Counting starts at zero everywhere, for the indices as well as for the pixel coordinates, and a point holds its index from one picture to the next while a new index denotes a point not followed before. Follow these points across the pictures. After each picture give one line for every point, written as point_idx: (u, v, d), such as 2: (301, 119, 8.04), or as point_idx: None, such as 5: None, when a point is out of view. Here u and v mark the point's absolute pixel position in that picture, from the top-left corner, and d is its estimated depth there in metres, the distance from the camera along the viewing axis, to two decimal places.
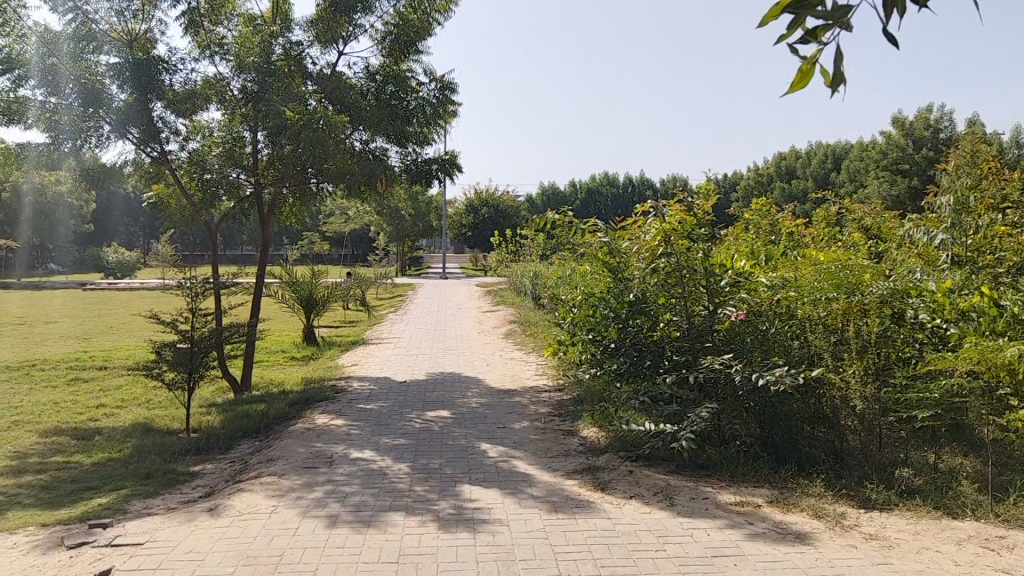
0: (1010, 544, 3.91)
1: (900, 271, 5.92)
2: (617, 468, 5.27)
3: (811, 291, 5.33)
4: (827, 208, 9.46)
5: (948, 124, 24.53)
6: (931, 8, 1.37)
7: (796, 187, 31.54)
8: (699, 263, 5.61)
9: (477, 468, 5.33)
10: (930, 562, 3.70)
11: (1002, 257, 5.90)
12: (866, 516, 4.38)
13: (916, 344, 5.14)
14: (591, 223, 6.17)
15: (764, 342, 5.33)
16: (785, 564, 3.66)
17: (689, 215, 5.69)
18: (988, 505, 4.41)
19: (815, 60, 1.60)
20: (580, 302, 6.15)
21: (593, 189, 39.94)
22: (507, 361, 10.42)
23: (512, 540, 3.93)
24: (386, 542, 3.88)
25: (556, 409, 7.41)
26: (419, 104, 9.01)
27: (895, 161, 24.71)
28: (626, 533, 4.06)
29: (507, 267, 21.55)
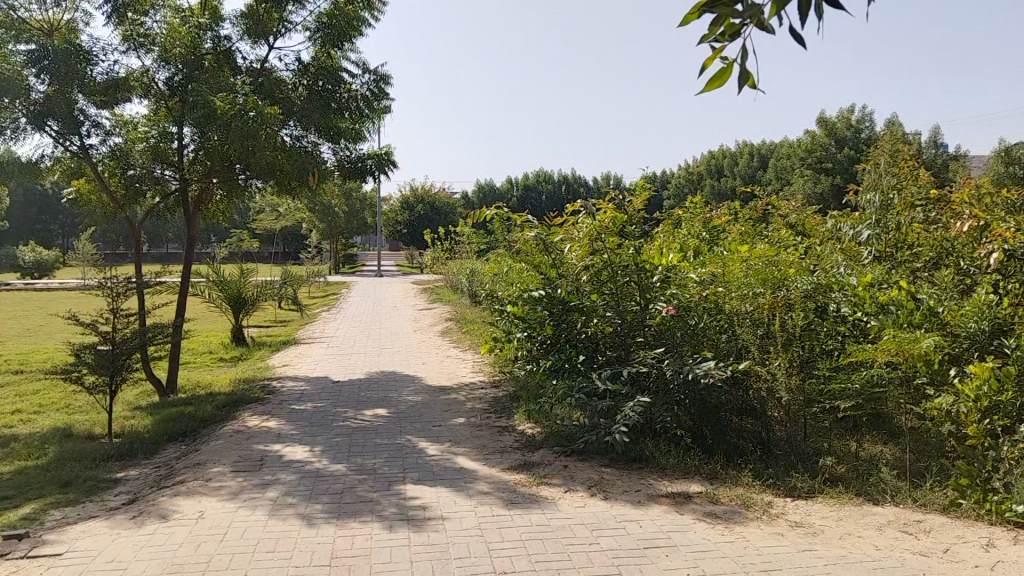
0: (926, 528, 4.07)
1: (826, 266, 6.12)
2: (552, 463, 5.28)
3: (739, 286, 5.37)
4: (753, 207, 9.68)
5: (869, 125, 25.54)
6: (839, 8, 1.39)
7: (724, 185, 32.30)
8: (631, 260, 5.65)
9: (413, 466, 5.26)
10: (853, 548, 3.81)
11: (919, 252, 6.16)
12: (792, 504, 4.50)
13: (839, 337, 5.29)
14: (524, 220, 6.11)
15: (693, 336, 5.33)
16: (715, 553, 3.72)
17: (620, 213, 5.80)
18: (906, 491, 4.60)
19: (736, 60, 1.59)
20: (516, 298, 6.13)
21: (529, 186, 40.01)
22: (443, 359, 10.35)
23: (447, 538, 3.89)
24: (318, 545, 3.80)
25: (492, 405, 7.39)
26: (352, 98, 8.88)
27: (819, 159, 25.58)
28: (562, 527, 4.07)
29: (442, 264, 21.38)
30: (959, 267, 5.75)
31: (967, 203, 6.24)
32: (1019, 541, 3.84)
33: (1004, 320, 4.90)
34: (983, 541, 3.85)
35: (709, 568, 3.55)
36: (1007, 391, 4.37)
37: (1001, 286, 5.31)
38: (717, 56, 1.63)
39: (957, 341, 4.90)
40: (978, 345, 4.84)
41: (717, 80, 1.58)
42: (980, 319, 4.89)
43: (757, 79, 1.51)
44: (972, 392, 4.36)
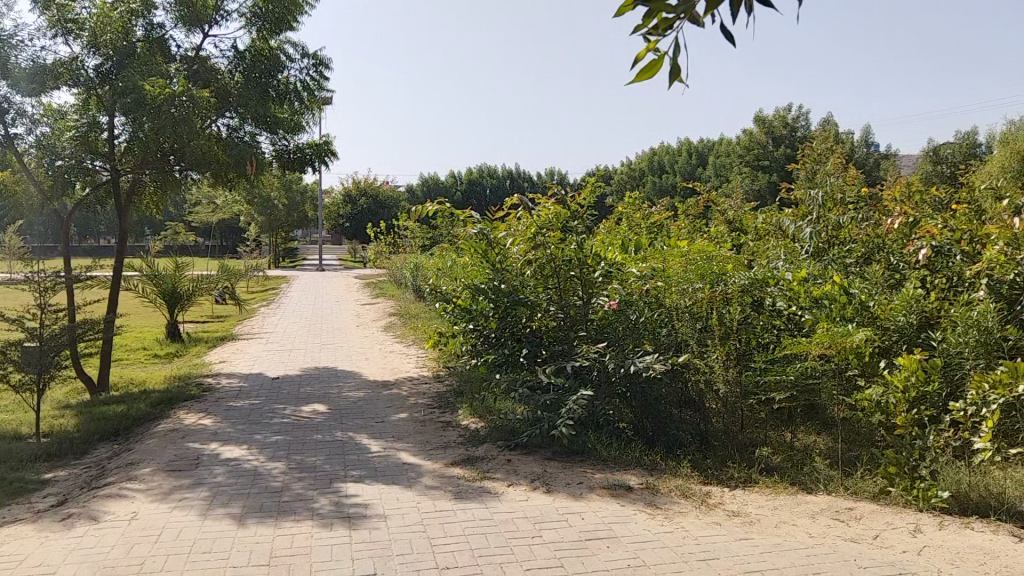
0: (857, 515, 4.20)
1: (762, 262, 6.27)
2: (496, 457, 5.28)
3: (679, 280, 5.49)
4: (693, 202, 9.81)
5: (804, 124, 26.26)
6: (768, 5, 1.43)
7: (665, 182, 32.77)
8: (573, 254, 5.71)
9: (354, 463, 5.20)
10: (787, 536, 3.91)
11: (852, 248, 6.33)
12: (730, 494, 4.59)
13: (775, 330, 5.42)
14: (467, 215, 6.07)
15: (634, 330, 5.48)
16: (655, 544, 3.78)
17: (563, 209, 5.80)
18: (838, 479, 4.74)
19: (666, 53, 1.61)
20: (459, 292, 6.05)
21: (473, 180, 39.90)
22: (385, 354, 10.25)
23: (389, 535, 3.86)
24: (256, 544, 3.72)
25: (435, 401, 7.34)
26: (292, 88, 8.74)
27: (756, 157, 26.19)
28: (504, 521, 4.07)
29: (385, 258, 21.16)
30: (889, 262, 5.95)
31: (897, 202, 6.48)
32: (944, 526, 4.00)
33: (932, 313, 5.13)
34: (910, 527, 3.99)
35: (650, 558, 3.60)
36: (932, 382, 4.61)
37: (929, 282, 5.50)
38: (648, 48, 1.64)
39: (886, 334, 5.11)
40: (907, 338, 5.08)
41: (647, 72, 1.59)
42: (909, 313, 5.10)
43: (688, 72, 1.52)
44: (901, 383, 4.53)
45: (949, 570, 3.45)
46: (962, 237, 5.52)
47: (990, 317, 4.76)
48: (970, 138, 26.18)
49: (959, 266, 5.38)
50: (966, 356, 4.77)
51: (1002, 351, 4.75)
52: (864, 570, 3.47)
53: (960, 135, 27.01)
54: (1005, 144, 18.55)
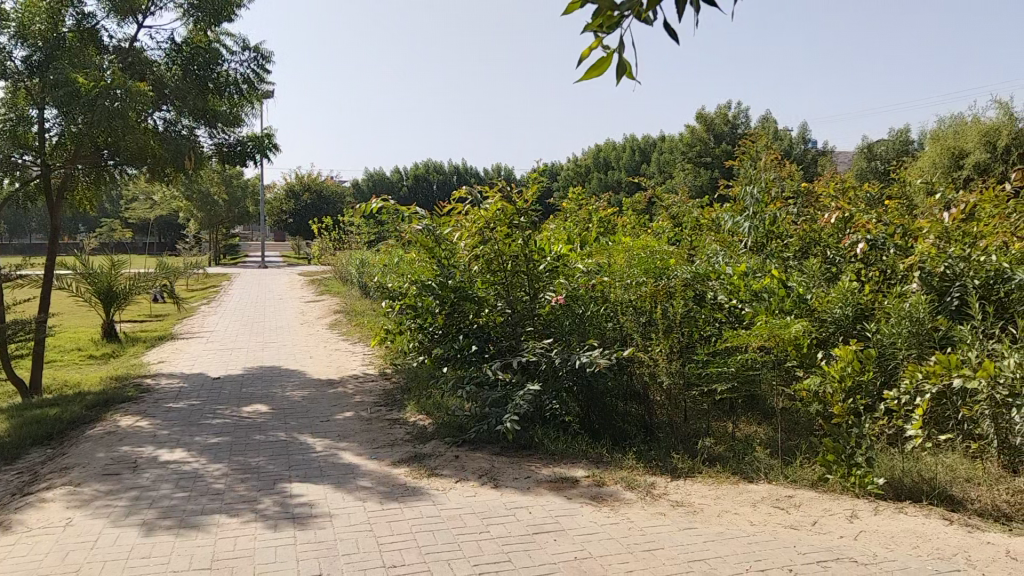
0: (796, 502, 4.32)
1: (704, 257, 6.38)
2: (443, 454, 5.28)
3: (623, 276, 5.61)
4: (639, 198, 9.91)
5: (744, 121, 26.80)
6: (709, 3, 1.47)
7: (611, 177, 33.03)
8: (518, 249, 5.74)
9: (298, 464, 5.13)
10: (730, 525, 4.01)
11: (790, 243, 6.53)
12: (674, 485, 4.68)
13: (715, 323, 5.50)
14: (412, 211, 5.95)
15: (580, 326, 5.59)
16: (601, 536, 3.83)
17: (510, 204, 5.75)
18: (778, 468, 4.87)
19: (615, 51, 1.63)
20: (405, 288, 5.96)
21: (419, 175, 39.65)
22: (330, 353, 10.12)
23: (334, 535, 3.83)
24: (197, 548, 3.65)
25: (382, 398, 7.29)
26: (231, 80, 8.54)
27: (698, 154, 26.62)
28: (452, 518, 4.08)
29: (330, 255, 20.86)
30: (826, 256, 6.13)
31: (833, 197, 6.63)
32: (879, 511, 4.14)
33: (866, 306, 5.31)
34: (847, 513, 4.13)
35: (596, 550, 3.64)
36: (867, 371, 4.77)
37: (864, 275, 5.69)
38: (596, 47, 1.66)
39: (823, 326, 5.28)
40: (842, 328, 5.25)
41: (597, 70, 1.61)
42: (844, 305, 5.28)
43: (635, 70, 1.54)
44: (838, 373, 4.70)
45: (883, 553, 3.58)
46: (896, 231, 5.72)
47: (921, 308, 4.97)
48: (903, 135, 27.03)
49: (891, 259, 5.59)
50: (899, 347, 4.93)
51: (933, 342, 4.96)
52: (803, 556, 3.57)
53: (893, 132, 27.89)
54: (934, 141, 19.23)
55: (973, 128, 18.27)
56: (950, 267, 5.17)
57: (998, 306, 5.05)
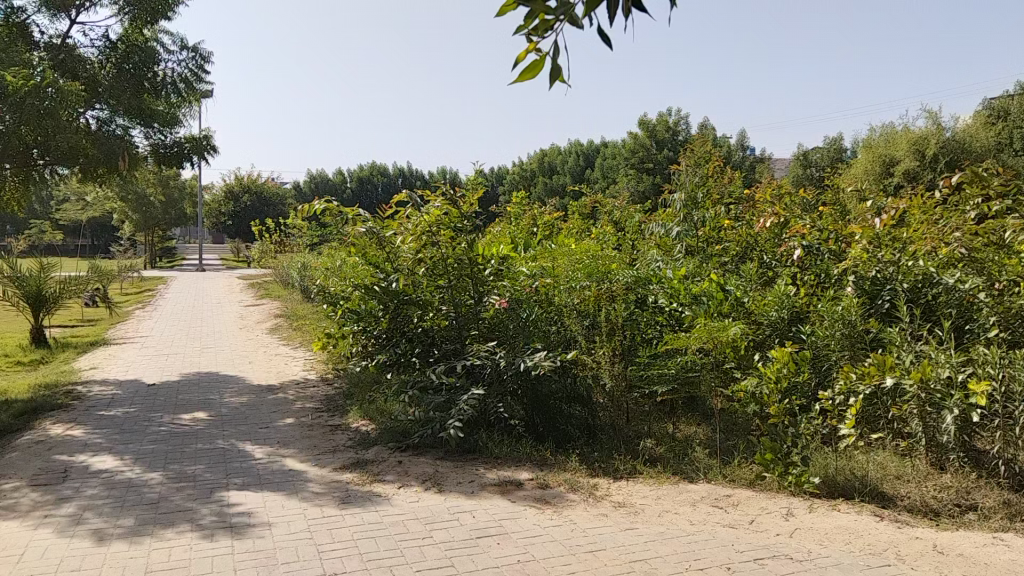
0: (734, 501, 4.42)
1: (644, 261, 6.48)
2: (386, 459, 5.24)
3: (567, 281, 5.80)
4: (582, 203, 9.98)
5: (685, 128, 27.33)
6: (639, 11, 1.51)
7: (555, 182, 33.23)
8: (462, 252, 5.70)
9: (237, 471, 5.03)
10: (670, 524, 4.08)
11: (728, 247, 6.67)
12: (615, 486, 4.74)
13: (657, 326, 5.63)
14: (355, 213, 5.86)
15: (524, 329, 5.57)
16: (544, 538, 3.85)
17: (453, 208, 5.76)
18: (717, 467, 4.97)
19: (549, 55, 1.66)
20: (348, 293, 5.89)
21: (363, 178, 39.25)
22: (270, 358, 9.95)
23: (274, 543, 3.77)
24: (130, 559, 3.56)
25: (324, 404, 7.19)
26: (168, 79, 8.36)
27: (641, 160, 27.01)
28: (394, 524, 4.06)
29: (270, 258, 20.47)
30: (762, 260, 6.30)
31: (769, 202, 6.80)
32: (813, 509, 4.27)
33: (801, 308, 5.49)
34: (783, 511, 4.24)
35: (539, 552, 3.67)
36: (802, 372, 4.95)
37: (799, 278, 5.83)
38: (531, 50, 1.69)
39: (760, 329, 5.47)
40: (778, 331, 5.45)
41: (530, 72, 1.64)
42: (781, 308, 5.44)
43: (567, 71, 1.56)
44: (775, 374, 4.81)
45: (818, 550, 3.69)
46: (829, 236, 5.93)
47: (853, 311, 5.11)
48: (837, 144, 27.91)
49: (826, 264, 5.78)
50: (833, 349, 5.12)
51: (865, 343, 5.11)
52: (741, 554, 3.66)
53: (827, 140, 28.75)
54: (866, 149, 19.91)
55: (903, 137, 18.96)
56: (880, 271, 5.39)
57: (924, 308, 5.27)
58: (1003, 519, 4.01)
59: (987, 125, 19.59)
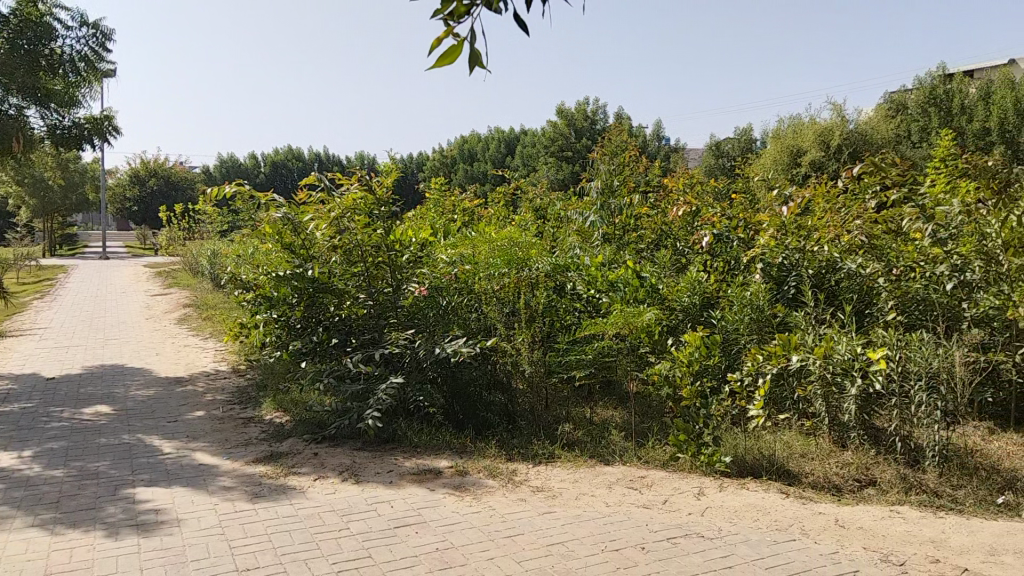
0: (649, 482, 4.52)
1: (564, 248, 6.54)
2: (301, 451, 5.12)
3: (486, 267, 5.74)
4: (502, 190, 9.94)
5: (603, 116, 27.65)
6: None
7: (475, 169, 33.09)
8: (378, 239, 5.58)
9: (144, 467, 4.83)
10: (587, 507, 4.13)
11: (642, 234, 6.81)
12: (534, 470, 4.77)
13: (576, 313, 5.66)
14: (269, 198, 5.64)
15: (444, 317, 5.62)
16: (463, 525, 3.84)
17: (370, 193, 5.64)
18: (632, 450, 5.07)
19: (465, 40, 1.64)
20: (260, 279, 5.70)
21: (278, 163, 38.18)
22: (178, 349, 9.58)
23: (183, 540, 3.63)
24: (26, 562, 3.36)
25: (235, 396, 6.98)
26: (66, 57, 7.89)
27: (560, 148, 27.17)
28: (310, 516, 3.97)
29: (179, 245, 19.70)
30: (675, 248, 6.45)
31: (682, 190, 6.90)
32: (724, 488, 4.40)
33: (712, 294, 5.65)
34: (695, 491, 4.36)
35: (458, 540, 3.65)
36: (712, 356, 5.05)
37: (710, 265, 5.97)
38: (445, 35, 1.66)
39: (672, 314, 5.52)
40: (690, 316, 5.57)
41: (444, 58, 1.61)
42: (693, 293, 5.58)
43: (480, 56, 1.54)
44: (686, 358, 4.91)
45: (728, 527, 3.81)
46: (738, 224, 6.04)
47: (761, 296, 5.32)
48: (748, 135, 28.75)
49: (736, 251, 5.91)
50: (742, 333, 5.28)
51: (771, 326, 5.31)
52: (655, 533, 3.74)
53: (739, 130, 29.53)
54: (775, 139, 20.54)
55: (809, 128, 19.67)
56: (787, 258, 5.55)
57: (828, 293, 5.52)
58: (899, 493, 4.22)
59: (887, 118, 20.50)
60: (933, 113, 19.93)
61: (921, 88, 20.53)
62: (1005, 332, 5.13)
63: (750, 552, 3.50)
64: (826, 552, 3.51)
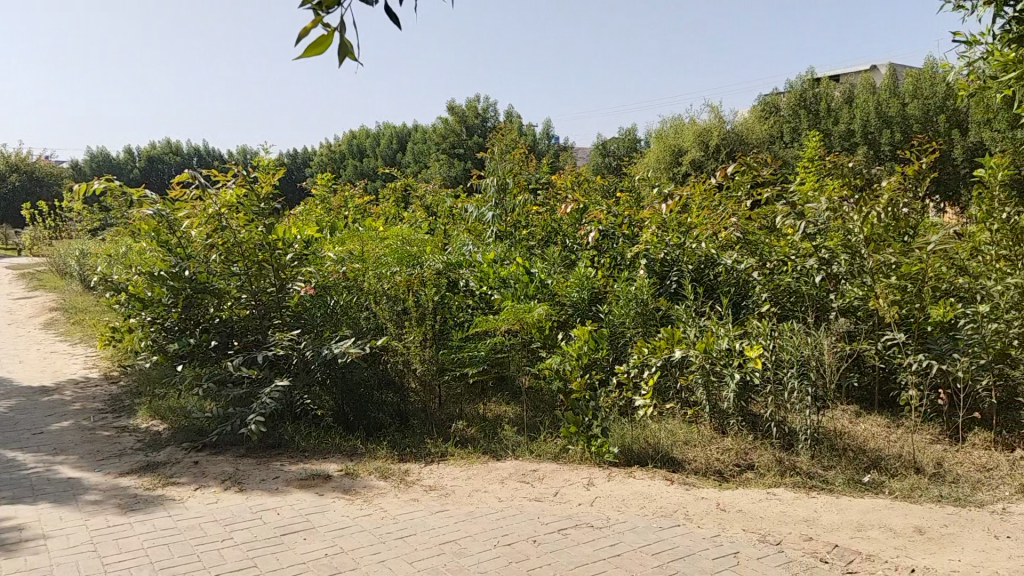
0: (540, 475, 4.55)
1: (456, 245, 6.53)
2: (181, 460, 4.88)
3: (377, 265, 5.69)
4: (393, 186, 9.78)
5: (495, 114, 27.75)
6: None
7: (365, 165, 32.51)
8: (259, 237, 5.34)
9: (4, 483, 4.47)
10: (479, 503, 4.12)
11: (533, 231, 6.85)
12: (426, 469, 4.72)
13: (468, 310, 5.72)
14: (140, 194, 5.30)
15: (332, 316, 5.50)
16: (353, 529, 3.75)
17: (251, 190, 5.38)
18: (524, 444, 5.10)
19: (337, 29, 1.56)
20: (133, 280, 5.34)
21: (154, 157, 36.31)
22: (43, 356, 8.94)
23: (49, 560, 3.38)
24: None
25: (108, 405, 6.57)
26: None
27: (452, 145, 27.08)
28: (190, 528, 3.78)
29: (44, 245, 18.40)
30: (564, 244, 6.54)
31: (571, 187, 6.99)
32: (612, 478, 4.48)
33: (599, 289, 5.74)
34: (585, 482, 4.42)
35: (348, 544, 3.56)
36: (601, 348, 5.14)
37: (597, 261, 6.08)
38: (314, 24, 1.58)
39: (563, 310, 5.63)
40: (579, 311, 5.63)
41: (316, 47, 1.52)
42: (581, 289, 5.66)
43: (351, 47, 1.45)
44: (576, 351, 4.99)
45: (616, 516, 3.88)
46: (624, 221, 6.16)
47: (645, 290, 5.48)
48: (634, 134, 29.52)
49: (620, 247, 6.05)
50: (628, 327, 5.40)
51: (656, 320, 5.47)
52: (546, 526, 3.76)
53: (625, 129, 30.27)
54: (659, 139, 21.17)
55: (690, 129, 20.40)
56: (668, 254, 5.78)
57: (706, 287, 5.75)
58: (775, 476, 4.42)
59: (761, 120, 21.50)
60: (803, 116, 21.05)
61: (793, 92, 21.62)
62: (870, 321, 5.38)
63: (638, 539, 3.58)
64: (709, 536, 3.62)
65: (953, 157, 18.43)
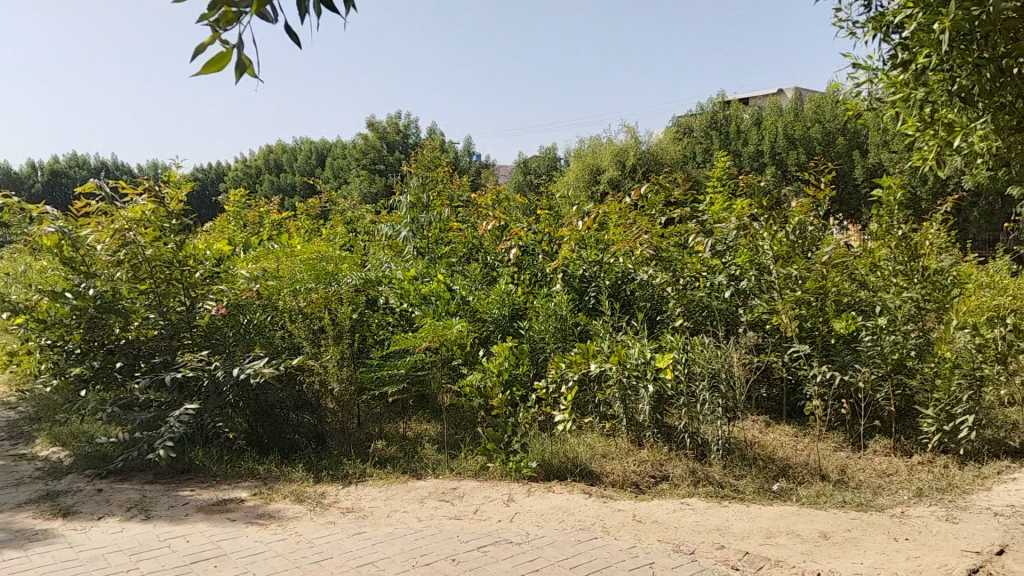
0: (460, 493, 4.55)
1: (375, 263, 6.48)
2: (83, 489, 4.67)
3: (293, 281, 5.56)
4: (311, 201, 9.63)
5: (416, 130, 27.71)
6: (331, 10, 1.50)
7: (284, 181, 31.87)
8: (169, 253, 5.17)
9: None
10: (398, 523, 4.08)
11: (453, 247, 6.85)
12: (343, 491, 4.65)
13: (388, 326, 5.79)
14: (41, 210, 5.06)
15: (244, 336, 5.36)
16: (266, 555, 3.66)
17: (161, 205, 5.22)
18: (444, 463, 5.08)
19: (236, 47, 1.56)
20: (33, 301, 5.07)
21: (58, 170, 34.71)
22: None
23: None
24: None
25: (4, 431, 6.23)
26: None
27: (372, 161, 26.86)
28: (92, 559, 3.61)
29: None
30: (485, 261, 6.58)
31: (490, 205, 7.03)
32: (531, 493, 4.52)
33: (519, 305, 5.79)
34: (504, 498, 4.44)
35: (261, 570, 3.47)
36: (521, 364, 5.26)
37: (517, 277, 6.13)
38: (213, 39, 1.58)
39: (483, 326, 5.65)
40: (500, 327, 5.68)
41: (215, 63, 1.52)
42: (501, 305, 5.70)
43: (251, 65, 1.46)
44: (497, 367, 5.09)
45: (535, 532, 3.91)
46: (544, 238, 6.25)
47: (564, 306, 5.54)
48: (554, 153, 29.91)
49: (540, 263, 6.13)
50: (547, 342, 5.47)
51: (574, 335, 5.54)
52: (465, 544, 3.76)
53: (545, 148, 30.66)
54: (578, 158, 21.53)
55: (607, 148, 20.87)
56: (586, 270, 5.93)
57: (623, 302, 5.91)
58: (689, 486, 4.53)
59: (676, 140, 22.14)
60: (715, 136, 21.78)
61: (705, 114, 22.35)
62: (776, 334, 5.58)
63: (556, 553, 3.61)
64: (625, 548, 3.69)
65: (855, 178, 19.39)
